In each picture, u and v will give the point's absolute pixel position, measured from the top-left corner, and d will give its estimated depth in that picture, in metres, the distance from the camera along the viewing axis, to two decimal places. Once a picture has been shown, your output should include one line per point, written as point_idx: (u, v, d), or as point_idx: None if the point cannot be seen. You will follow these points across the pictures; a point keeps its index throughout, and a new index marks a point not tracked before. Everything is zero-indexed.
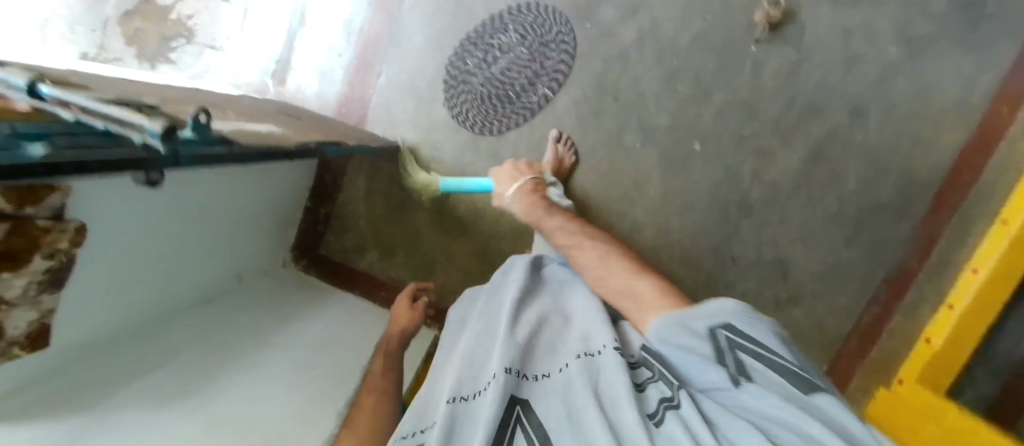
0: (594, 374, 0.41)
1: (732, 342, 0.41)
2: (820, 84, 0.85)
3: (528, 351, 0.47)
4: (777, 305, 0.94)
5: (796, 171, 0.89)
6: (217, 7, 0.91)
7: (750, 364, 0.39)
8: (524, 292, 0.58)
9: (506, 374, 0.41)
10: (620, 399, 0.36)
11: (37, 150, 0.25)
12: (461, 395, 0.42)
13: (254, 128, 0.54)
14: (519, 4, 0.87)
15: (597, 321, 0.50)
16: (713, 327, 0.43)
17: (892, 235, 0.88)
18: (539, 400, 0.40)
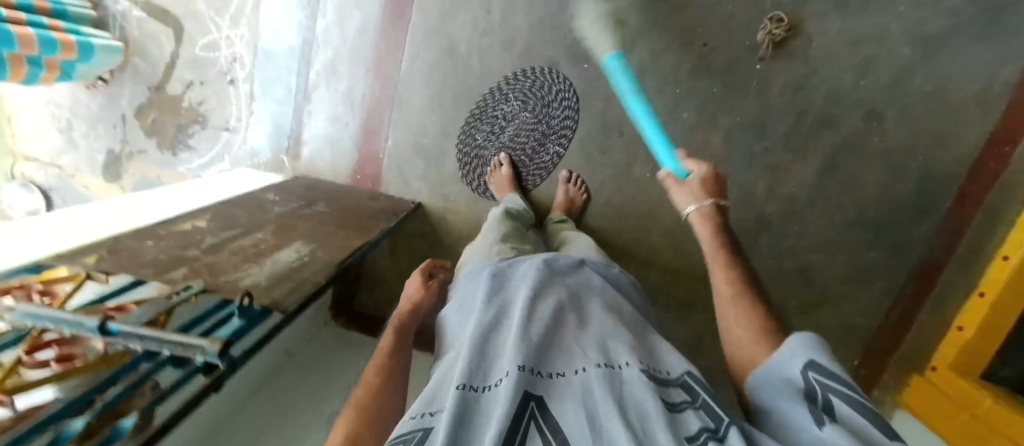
0: (619, 384, 0.29)
1: (822, 384, 0.27)
2: (829, 95, 0.83)
3: (545, 345, 0.35)
4: (802, 310, 0.92)
5: (812, 182, 0.87)
6: (227, 93, 0.97)
7: (839, 411, 0.25)
8: (543, 280, 0.45)
9: (520, 370, 0.30)
10: (650, 414, 0.26)
11: (129, 421, 0.36)
12: (473, 385, 0.30)
13: (286, 261, 0.64)
14: (514, 72, 0.88)
15: (616, 334, 0.37)
16: (801, 369, 0.29)
17: (915, 234, 0.85)
18: (562, 399, 0.28)
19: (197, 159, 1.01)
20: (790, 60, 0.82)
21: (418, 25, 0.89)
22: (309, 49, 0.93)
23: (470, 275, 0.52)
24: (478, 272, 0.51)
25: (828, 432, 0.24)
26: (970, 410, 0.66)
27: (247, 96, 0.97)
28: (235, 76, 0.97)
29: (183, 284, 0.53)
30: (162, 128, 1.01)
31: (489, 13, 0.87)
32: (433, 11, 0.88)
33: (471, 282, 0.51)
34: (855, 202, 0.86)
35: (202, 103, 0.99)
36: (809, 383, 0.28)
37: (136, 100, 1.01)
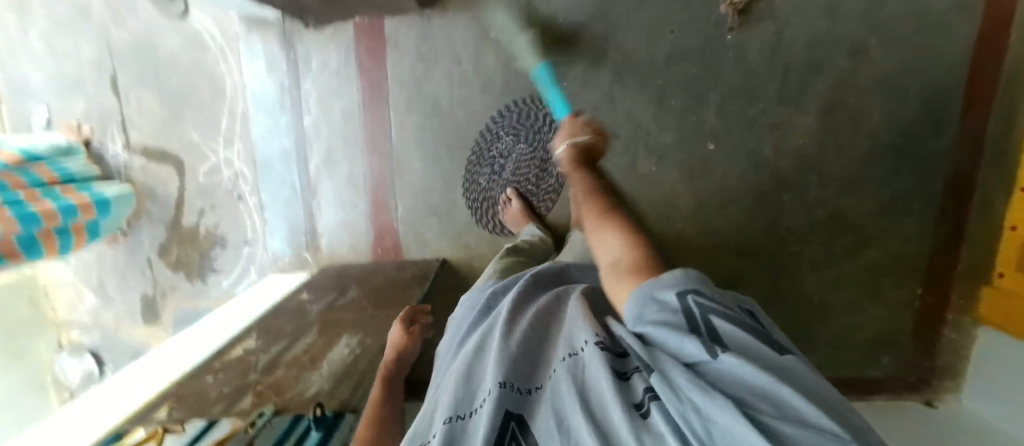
0: (582, 371, 0.30)
1: (703, 307, 0.28)
2: (808, 43, 0.83)
3: (519, 359, 0.36)
4: (847, 253, 0.92)
5: (817, 128, 0.87)
6: (238, 210, 1.01)
7: (723, 333, 0.26)
8: (524, 298, 0.47)
9: (499, 389, 0.32)
10: (607, 399, 0.26)
11: None
12: (460, 414, 0.33)
13: (340, 359, 0.67)
14: (499, 110, 0.90)
15: (580, 313, 0.37)
16: (682, 295, 0.29)
17: (934, 149, 0.85)
18: (542, 408, 0.30)
19: (226, 279, 1.04)
20: (760, 23, 0.84)
21: (398, 95, 0.91)
22: (303, 147, 0.95)
23: (464, 311, 0.55)
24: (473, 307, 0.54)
25: (726, 362, 0.23)
26: None
27: (257, 207, 1.01)
28: (242, 192, 1.00)
29: (256, 411, 0.57)
30: (186, 259, 1.05)
31: (459, 62, 0.89)
32: (406, 76, 0.90)
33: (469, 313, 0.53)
34: (866, 136, 0.86)
35: (217, 225, 1.02)
36: (688, 305, 0.28)
37: (157, 241, 1.06)
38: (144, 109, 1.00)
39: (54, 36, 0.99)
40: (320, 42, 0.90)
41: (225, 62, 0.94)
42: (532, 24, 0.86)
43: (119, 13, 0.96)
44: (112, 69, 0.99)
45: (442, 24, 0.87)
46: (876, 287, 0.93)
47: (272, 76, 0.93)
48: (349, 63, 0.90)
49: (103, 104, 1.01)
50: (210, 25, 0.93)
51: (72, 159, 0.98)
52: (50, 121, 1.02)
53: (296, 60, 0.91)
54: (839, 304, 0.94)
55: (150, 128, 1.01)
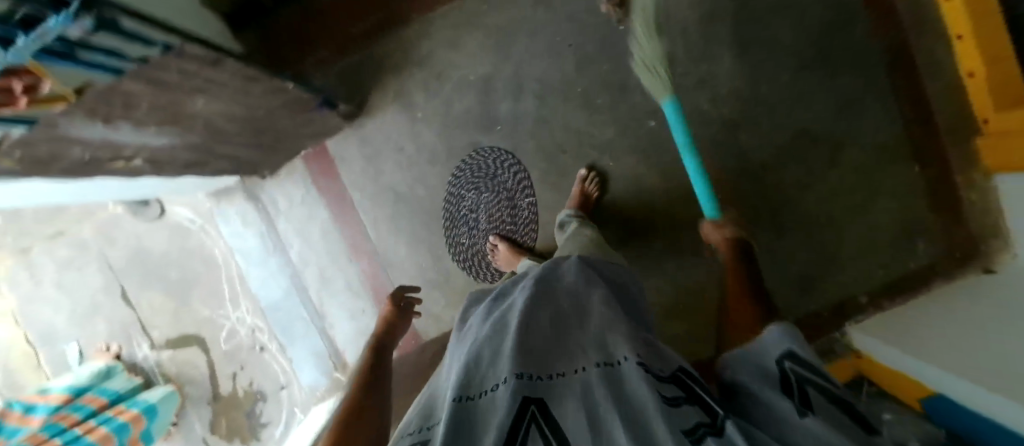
0: (619, 380, 0.33)
1: (800, 376, 0.37)
2: (692, 4, 0.89)
3: (540, 354, 0.40)
4: (828, 162, 0.92)
5: (739, 68, 0.90)
6: (265, 359, 1.06)
7: (814, 398, 0.34)
8: (540, 288, 0.50)
9: (519, 377, 0.35)
10: (648, 411, 0.29)
11: None
12: (469, 395, 0.36)
13: None
14: (453, 172, 0.95)
15: (618, 328, 0.41)
16: (781, 363, 0.39)
17: (854, 40, 0.89)
18: (561, 400, 0.33)
19: (277, 429, 1.06)
20: None
21: (362, 200, 0.97)
22: (300, 279, 1.01)
23: (478, 309, 0.58)
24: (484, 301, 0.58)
25: (806, 418, 0.31)
26: None
27: (280, 350, 1.05)
28: (263, 343, 1.06)
29: None
30: (236, 424, 1.08)
31: (402, 148, 0.95)
32: (363, 181, 0.96)
33: (482, 310, 0.57)
34: (786, 54, 0.90)
35: (253, 381, 1.07)
36: (784, 370, 0.38)
37: (206, 420, 1.10)
38: (155, 306, 1.08)
39: (62, 277, 1.09)
40: (281, 185, 0.98)
41: (209, 237, 1.03)
42: (450, 91, 0.92)
43: (108, 234, 1.06)
44: (119, 284, 1.08)
45: (374, 124, 0.94)
46: (875, 181, 0.93)
47: (251, 230, 1.00)
48: (312, 191, 0.97)
49: (121, 317, 1.09)
50: (188, 212, 1.03)
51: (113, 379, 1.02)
52: (82, 351, 1.09)
53: (266, 208, 0.99)
54: (841, 212, 0.94)
55: (167, 321, 1.08)
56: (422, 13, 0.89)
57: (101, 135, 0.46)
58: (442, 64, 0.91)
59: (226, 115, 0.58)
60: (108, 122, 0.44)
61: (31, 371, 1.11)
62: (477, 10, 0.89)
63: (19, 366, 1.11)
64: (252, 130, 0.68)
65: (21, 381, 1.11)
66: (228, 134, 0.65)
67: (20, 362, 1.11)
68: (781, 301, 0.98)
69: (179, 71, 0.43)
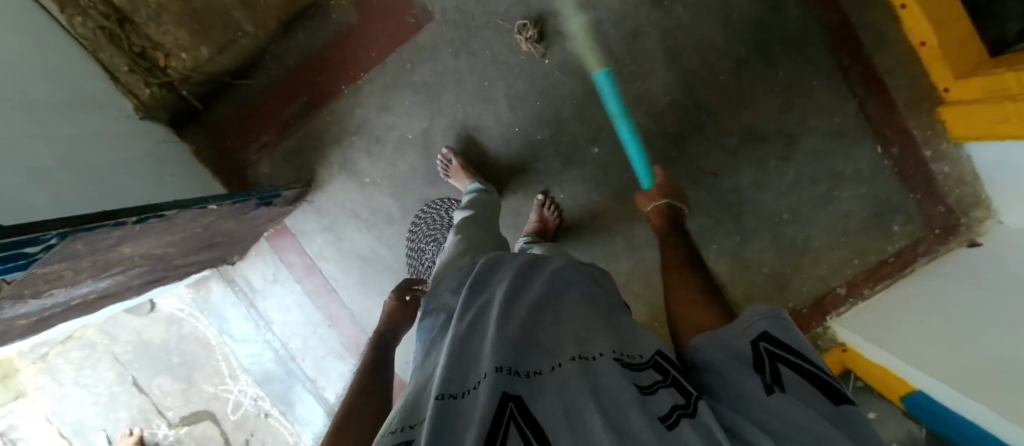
0: (592, 374, 0.31)
1: (773, 354, 0.32)
2: (614, 23, 0.87)
3: (522, 347, 0.36)
4: (785, 158, 0.89)
5: (674, 78, 0.88)
6: (272, 426, 1.12)
7: (787, 378, 0.30)
8: (517, 281, 0.47)
9: (497, 371, 0.31)
10: (623, 401, 0.28)
11: None
12: (451, 393, 0.31)
13: None
14: (410, 227, 0.95)
15: (592, 323, 0.40)
16: (752, 339, 0.34)
17: (791, 29, 0.85)
18: (538, 397, 0.29)
19: None
20: (565, 33, 0.87)
21: (329, 268, 1.00)
22: (287, 350, 1.06)
23: (445, 297, 0.53)
24: (451, 288, 0.53)
25: (778, 398, 0.28)
26: (1005, 94, 0.66)
27: (283, 416, 1.11)
28: (267, 409, 1.12)
29: None
30: None
31: (357, 213, 0.96)
32: (327, 250, 0.99)
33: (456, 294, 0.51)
34: (720, 56, 0.87)
35: None
36: (757, 349, 0.33)
37: None
38: (165, 390, 1.15)
39: (80, 376, 1.17)
40: (253, 266, 1.03)
41: (199, 323, 1.10)
42: (391, 152, 0.93)
43: (113, 333, 1.16)
44: (131, 374, 1.16)
45: (326, 196, 0.96)
46: (838, 167, 0.88)
47: (234, 313, 1.06)
48: (281, 267, 1.01)
49: (138, 404, 1.16)
50: (175, 303, 1.10)
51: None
52: (110, 439, 1.17)
53: (244, 289, 1.04)
54: (809, 205, 0.90)
55: (179, 402, 1.16)
56: (347, 85, 0.91)
57: (42, 303, 0.50)
58: (378, 128, 0.92)
59: (160, 245, 0.62)
60: (41, 296, 0.48)
61: None
62: (401, 70, 0.90)
63: None
64: (201, 243, 0.73)
65: None
66: (177, 253, 0.69)
67: None
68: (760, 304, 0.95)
69: (89, 241, 0.47)
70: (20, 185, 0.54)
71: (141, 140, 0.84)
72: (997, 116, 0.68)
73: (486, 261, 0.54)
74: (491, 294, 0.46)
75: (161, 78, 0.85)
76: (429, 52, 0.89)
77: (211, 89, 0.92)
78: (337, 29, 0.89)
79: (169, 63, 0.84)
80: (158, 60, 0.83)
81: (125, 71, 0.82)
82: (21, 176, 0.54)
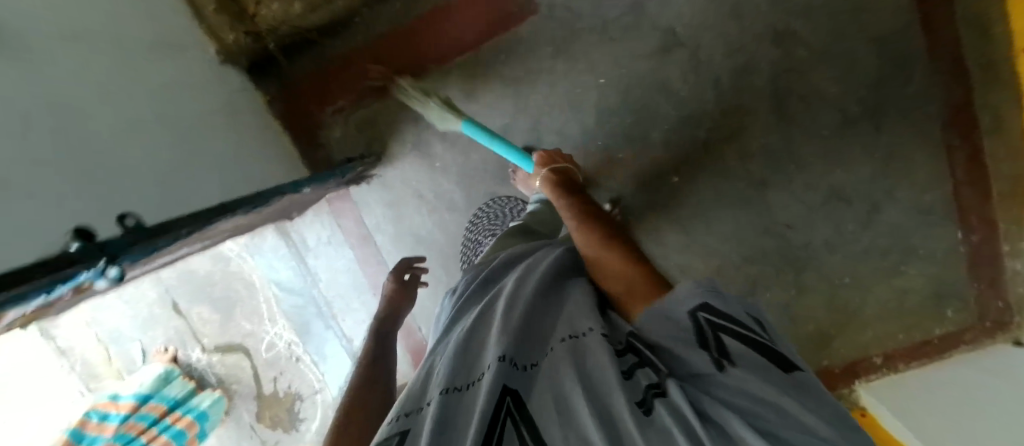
0: (583, 356, 0.30)
1: (715, 325, 0.29)
2: (728, 52, 0.82)
3: (523, 330, 0.36)
4: (861, 223, 0.87)
5: (774, 121, 0.84)
6: (301, 369, 1.18)
7: (736, 349, 0.27)
8: (523, 273, 0.47)
9: (500, 363, 0.30)
10: (609, 389, 0.26)
11: None
12: (455, 386, 0.32)
13: None
14: (471, 218, 0.94)
15: (584, 302, 0.39)
16: (693, 313, 0.31)
17: (912, 94, 0.80)
18: (535, 388, 0.29)
19: (314, 423, 1.22)
20: (674, 53, 0.83)
21: (382, 240, 1.01)
22: (329, 308, 1.10)
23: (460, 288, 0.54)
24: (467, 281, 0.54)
25: (733, 374, 0.25)
26: None
27: (314, 363, 1.17)
28: (298, 355, 1.18)
29: None
30: (279, 418, 1.22)
31: (420, 194, 0.96)
32: (384, 224, 1.00)
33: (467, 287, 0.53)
34: (828, 108, 0.82)
35: (291, 385, 1.21)
36: (697, 320, 0.30)
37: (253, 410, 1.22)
38: (204, 318, 1.17)
39: None
40: (308, 224, 1.04)
41: (246, 264, 1.12)
42: (467, 140, 0.91)
43: None
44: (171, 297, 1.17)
45: (394, 172, 0.95)
46: (910, 244, 0.87)
47: (283, 264, 1.08)
48: (336, 230, 1.03)
49: (176, 326, 1.19)
50: None
51: (171, 384, 1.11)
52: (145, 351, 1.22)
53: (296, 244, 1.06)
54: (870, 274, 0.90)
55: (214, 332, 1.18)
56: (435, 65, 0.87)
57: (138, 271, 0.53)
58: (459, 114, 0.90)
59: (249, 219, 0.64)
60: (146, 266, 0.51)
61: (103, 363, 1.21)
62: (494, 59, 0.86)
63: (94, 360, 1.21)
64: (279, 211, 0.76)
65: (98, 372, 1.21)
66: (258, 223, 0.72)
67: (94, 355, 1.21)
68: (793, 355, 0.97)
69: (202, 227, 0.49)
70: (112, 145, 0.52)
71: (223, 87, 0.81)
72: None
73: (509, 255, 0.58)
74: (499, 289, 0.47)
75: (250, 27, 0.83)
76: (528, 46, 0.85)
77: (296, 43, 0.89)
78: (435, 6, 0.86)
79: (259, 11, 0.81)
80: (249, 7, 0.81)
81: (212, 10, 0.78)
82: (113, 135, 0.52)
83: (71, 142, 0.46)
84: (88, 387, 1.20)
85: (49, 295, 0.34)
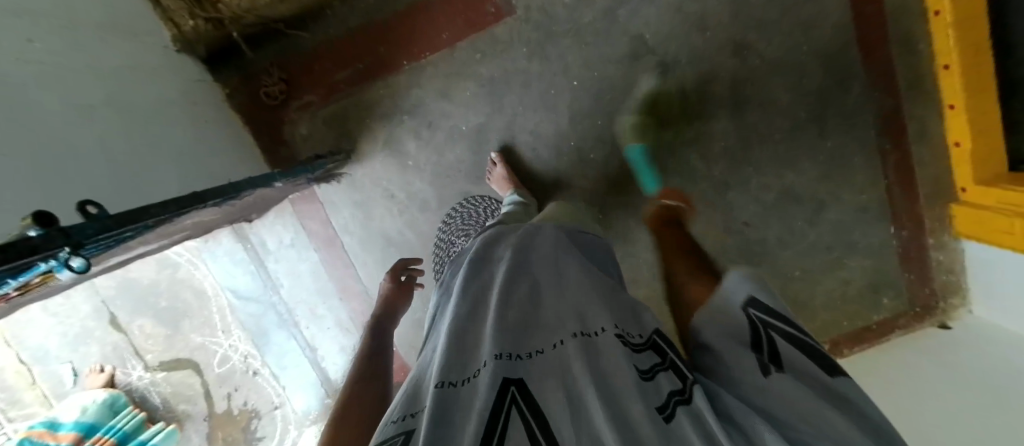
0: (592, 352, 0.31)
1: (764, 322, 0.33)
2: (692, 60, 0.87)
3: (524, 326, 0.36)
4: (810, 221, 0.94)
5: (733, 126, 0.90)
6: (258, 383, 1.08)
7: (781, 349, 0.31)
8: (517, 261, 0.46)
9: (497, 359, 0.31)
10: (624, 388, 0.28)
11: None
12: (452, 380, 0.31)
13: None
14: (445, 219, 0.92)
15: (587, 293, 0.40)
16: (745, 310, 0.35)
17: (851, 103, 0.88)
18: (538, 379, 0.29)
19: (272, 441, 1.10)
20: (644, 59, 0.86)
21: (352, 242, 0.97)
22: (291, 315, 1.03)
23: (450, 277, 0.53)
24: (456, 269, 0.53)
25: (774, 379, 0.29)
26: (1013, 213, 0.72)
27: (273, 376, 1.08)
28: (256, 368, 1.08)
29: None
30: (233, 438, 1.10)
31: (392, 195, 0.93)
32: (353, 225, 0.96)
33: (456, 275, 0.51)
34: (781, 115, 0.89)
35: (248, 401, 1.10)
36: (749, 317, 0.34)
37: (202, 431, 1.10)
38: (147, 333, 1.06)
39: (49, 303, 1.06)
40: (269, 227, 0.98)
41: (197, 271, 1.02)
42: (441, 139, 0.90)
43: None
44: (108, 310, 1.06)
45: (363, 172, 0.92)
46: (851, 239, 0.95)
47: (241, 269, 1.01)
48: (301, 233, 0.98)
49: (114, 341, 1.07)
50: None
51: (120, 415, 1.03)
52: (77, 372, 1.09)
53: (255, 248, 1.00)
54: (819, 268, 0.97)
55: (159, 346, 1.07)
56: (410, 62, 0.87)
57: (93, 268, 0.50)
58: (433, 113, 0.89)
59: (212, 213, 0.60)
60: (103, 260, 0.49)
61: (27, 388, 1.08)
62: (469, 59, 0.86)
63: (15, 384, 1.08)
64: (241, 207, 0.71)
65: (19, 398, 1.08)
66: (216, 220, 0.68)
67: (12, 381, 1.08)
68: None
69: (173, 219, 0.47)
70: (62, 134, 0.48)
71: (175, 74, 0.76)
72: (1002, 225, 0.75)
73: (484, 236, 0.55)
74: (491, 277, 0.46)
75: (210, 12, 0.79)
76: (503, 48, 0.86)
77: (259, 32, 0.85)
78: (411, 2, 0.85)
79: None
80: None
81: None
82: (60, 122, 0.48)
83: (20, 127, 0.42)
84: (6, 416, 1.07)
85: (4, 286, 0.31)
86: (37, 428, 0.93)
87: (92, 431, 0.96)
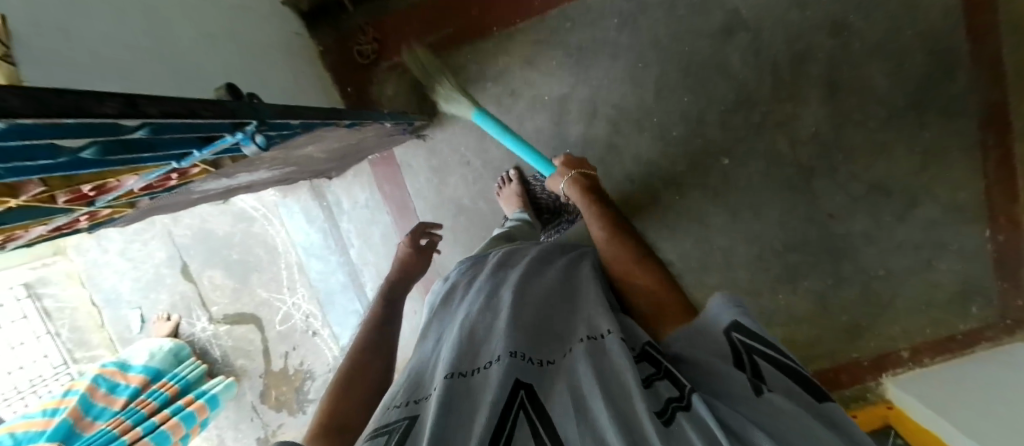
0: (603, 359, 0.29)
1: (748, 346, 0.29)
2: (787, 40, 0.85)
3: (538, 332, 0.35)
4: (898, 218, 0.89)
5: (825, 112, 0.87)
6: (317, 345, 1.09)
7: (771, 374, 0.27)
8: (534, 270, 0.45)
9: (513, 358, 0.30)
10: (627, 391, 0.25)
11: None
12: (461, 371, 0.30)
13: None
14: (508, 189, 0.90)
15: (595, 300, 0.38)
16: (726, 332, 0.31)
17: (954, 95, 0.83)
18: (551, 384, 0.28)
19: None
20: (736, 36, 0.85)
21: (423, 207, 0.97)
22: (356, 278, 1.04)
23: (462, 274, 0.51)
24: (469, 269, 0.51)
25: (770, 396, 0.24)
26: None
27: (332, 337, 1.08)
28: (316, 328, 1.09)
29: None
30: (285, 398, 1.12)
31: (468, 162, 0.94)
32: (426, 190, 0.97)
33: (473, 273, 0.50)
34: (876, 102, 0.86)
35: (304, 361, 1.10)
36: (729, 340, 0.30)
37: (257, 388, 1.12)
38: (216, 284, 1.09)
39: (128, 248, 1.11)
40: (347, 186, 1.01)
41: (271, 227, 1.05)
42: (522, 108, 0.90)
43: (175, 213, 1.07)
44: (182, 259, 1.09)
45: (444, 136, 0.93)
46: (943, 239, 0.88)
47: (314, 227, 1.03)
48: (375, 194, 0.99)
49: (182, 291, 1.11)
50: (251, 200, 1.04)
51: (183, 364, 1.06)
52: (144, 319, 1.12)
53: (329, 207, 1.02)
54: (905, 269, 0.91)
55: (226, 299, 1.10)
56: (501, 28, 0.89)
57: (221, 184, 0.53)
58: (517, 82, 0.89)
59: (327, 149, 0.62)
60: (229, 179, 0.50)
61: (97, 331, 1.13)
62: (560, 28, 0.88)
63: (86, 326, 1.13)
64: (341, 154, 0.72)
65: (89, 341, 1.13)
66: (319, 160, 0.68)
67: (86, 322, 1.13)
68: (828, 348, 0.97)
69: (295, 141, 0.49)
70: (194, 54, 0.50)
71: (281, 26, 0.80)
72: None
73: (504, 250, 0.54)
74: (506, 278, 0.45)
75: None
76: (593, 20, 0.87)
77: None
78: None
79: None
80: None
81: None
82: (192, 42, 0.50)
83: (159, 31, 0.43)
84: (73, 357, 1.12)
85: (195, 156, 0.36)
86: (111, 367, 0.97)
87: (157, 377, 0.99)
